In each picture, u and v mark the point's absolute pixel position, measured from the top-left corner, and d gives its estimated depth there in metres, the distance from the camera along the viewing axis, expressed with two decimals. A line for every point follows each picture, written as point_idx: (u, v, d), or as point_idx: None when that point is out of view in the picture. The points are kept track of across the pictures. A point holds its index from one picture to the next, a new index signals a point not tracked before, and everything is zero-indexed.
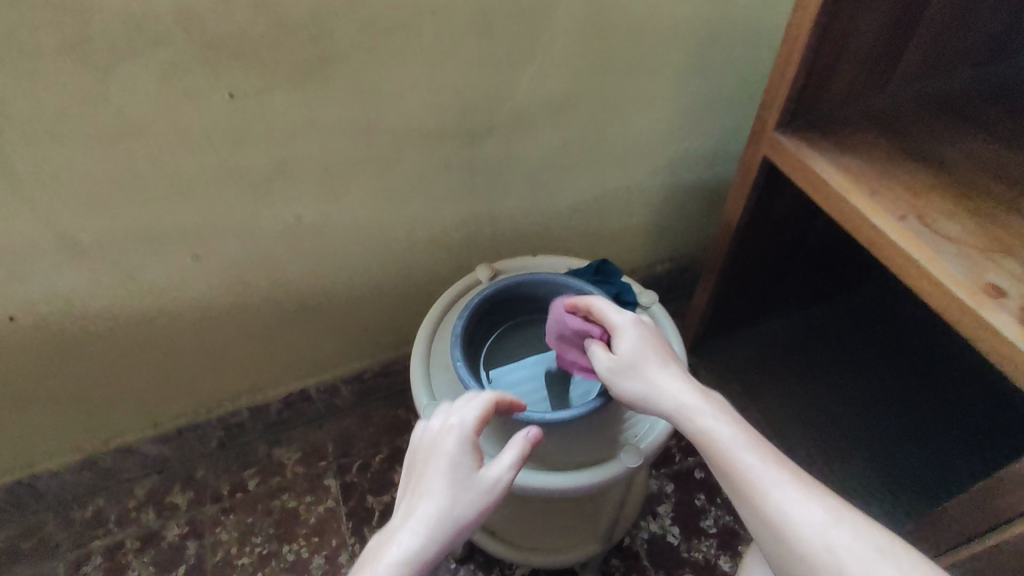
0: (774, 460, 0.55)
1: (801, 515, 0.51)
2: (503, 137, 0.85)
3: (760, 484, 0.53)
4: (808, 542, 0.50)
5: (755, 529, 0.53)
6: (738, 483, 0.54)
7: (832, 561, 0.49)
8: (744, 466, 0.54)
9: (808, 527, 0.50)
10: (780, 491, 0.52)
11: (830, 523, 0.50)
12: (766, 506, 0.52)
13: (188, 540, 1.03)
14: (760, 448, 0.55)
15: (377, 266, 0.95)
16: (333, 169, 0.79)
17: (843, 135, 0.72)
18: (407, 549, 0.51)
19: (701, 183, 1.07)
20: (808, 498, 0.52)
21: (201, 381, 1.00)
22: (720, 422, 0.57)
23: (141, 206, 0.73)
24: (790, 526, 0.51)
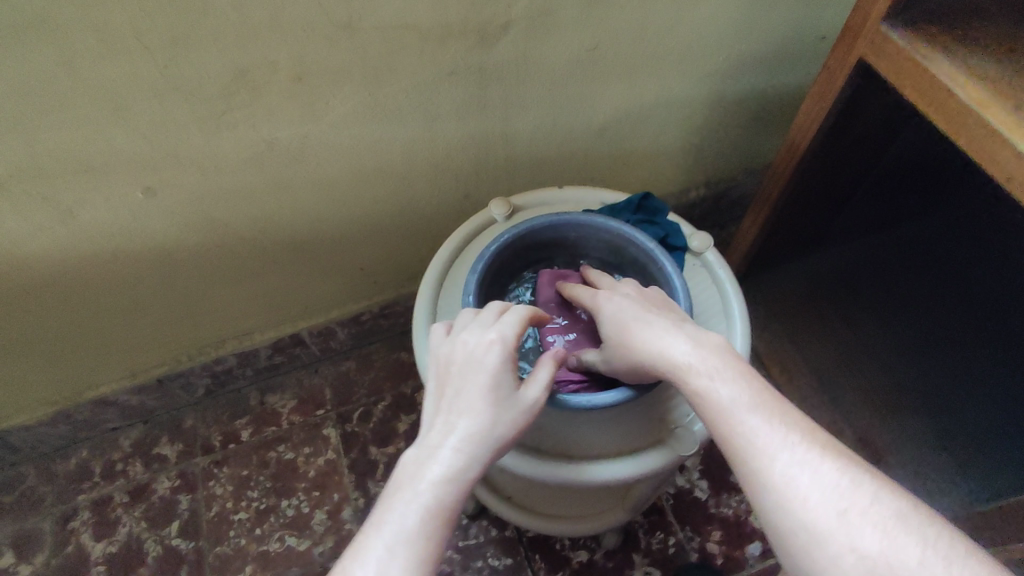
0: (782, 413, 0.42)
1: (808, 479, 0.39)
2: (521, 36, 0.67)
3: (760, 443, 0.41)
4: (817, 515, 0.38)
5: (749, 499, 0.41)
6: (734, 443, 0.42)
7: (843, 534, 0.37)
8: (744, 425, 0.42)
9: (813, 494, 0.38)
10: (784, 451, 0.40)
11: (845, 489, 0.38)
12: (765, 469, 0.40)
13: (179, 493, 0.96)
14: (769, 401, 0.43)
15: (370, 198, 0.80)
16: (308, 79, 0.62)
17: (974, 29, 0.54)
18: (417, 513, 0.42)
19: (755, 94, 0.90)
20: (820, 458, 0.40)
21: (177, 329, 0.89)
22: (721, 377, 0.45)
23: (67, 131, 0.58)
24: (790, 493, 0.39)
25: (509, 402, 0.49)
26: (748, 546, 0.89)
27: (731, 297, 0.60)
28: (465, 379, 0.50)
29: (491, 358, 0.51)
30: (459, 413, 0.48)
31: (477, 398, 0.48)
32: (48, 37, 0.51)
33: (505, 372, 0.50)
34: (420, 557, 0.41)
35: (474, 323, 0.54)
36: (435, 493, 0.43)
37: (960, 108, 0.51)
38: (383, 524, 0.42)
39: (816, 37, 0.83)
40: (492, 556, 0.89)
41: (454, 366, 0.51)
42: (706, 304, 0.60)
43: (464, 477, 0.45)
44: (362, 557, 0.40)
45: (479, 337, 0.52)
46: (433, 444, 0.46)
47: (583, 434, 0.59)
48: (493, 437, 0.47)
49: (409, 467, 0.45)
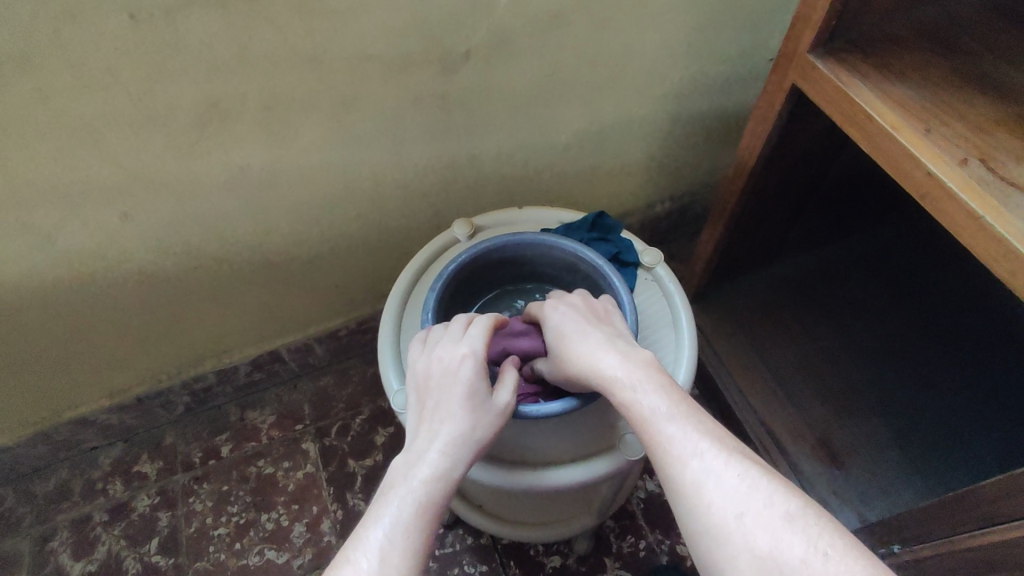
0: (699, 425, 0.46)
1: (712, 483, 0.42)
2: (481, 65, 0.71)
3: (674, 451, 0.45)
4: (716, 513, 0.41)
5: (671, 506, 0.45)
6: (655, 453, 0.46)
7: (739, 533, 0.40)
8: (664, 435, 0.46)
9: (717, 498, 0.42)
10: (694, 458, 0.44)
11: (744, 491, 0.41)
12: (678, 476, 0.44)
13: (159, 511, 0.98)
14: (688, 413, 0.47)
15: (343, 219, 0.83)
16: (277, 108, 0.66)
17: (889, 57, 0.59)
18: (409, 507, 0.47)
19: (710, 113, 0.94)
20: (725, 464, 0.43)
21: (156, 348, 0.91)
22: (646, 389, 0.49)
23: (45, 161, 0.60)
24: (696, 497, 0.42)
25: (485, 408, 0.55)
26: None
27: (680, 310, 0.64)
28: (443, 390, 0.55)
29: (466, 369, 0.56)
30: (441, 420, 0.53)
31: (456, 407, 0.54)
32: (24, 75, 0.54)
33: (479, 381, 0.56)
34: (416, 544, 0.45)
35: (446, 339, 0.59)
36: (425, 490, 0.48)
37: (877, 131, 0.56)
38: (379, 516, 0.46)
39: (764, 60, 0.88)
40: (468, 563, 0.92)
41: (433, 380, 0.56)
42: (656, 317, 0.64)
43: (449, 476, 0.50)
44: (361, 545, 0.44)
45: (453, 351, 0.57)
46: (421, 449, 0.51)
47: (541, 441, 0.62)
48: (473, 440, 0.52)
49: (400, 470, 0.50)
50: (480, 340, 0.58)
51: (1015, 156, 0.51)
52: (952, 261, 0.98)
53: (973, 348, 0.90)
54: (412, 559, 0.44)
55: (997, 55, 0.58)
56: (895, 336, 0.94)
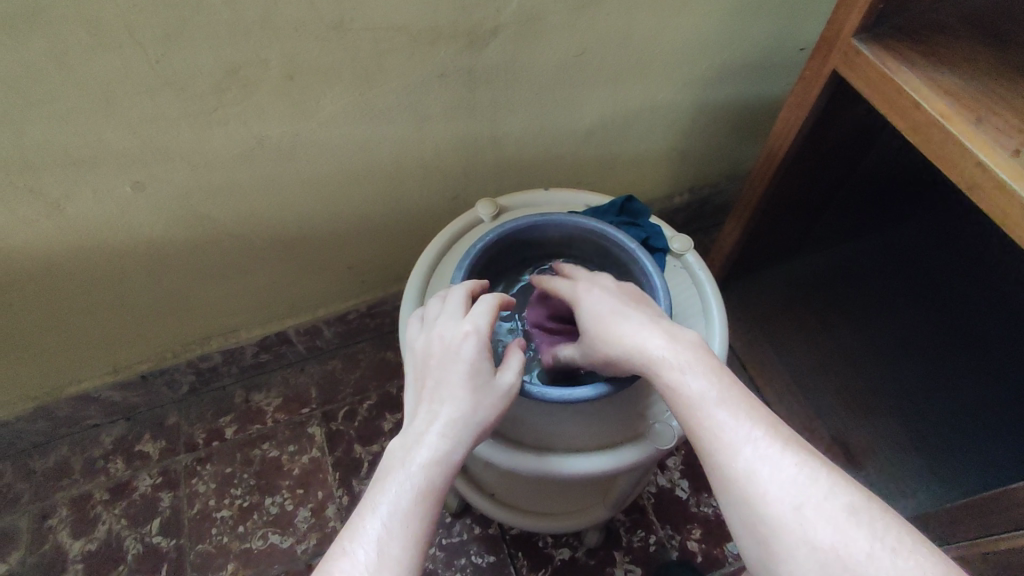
0: (750, 411, 0.46)
1: (769, 474, 0.43)
2: (509, 41, 0.69)
3: (726, 439, 0.45)
4: (774, 503, 0.42)
5: (717, 491, 0.45)
6: (703, 438, 0.46)
7: (798, 525, 0.41)
8: (714, 421, 0.46)
9: (774, 489, 0.42)
10: (748, 447, 0.44)
11: (801, 483, 0.42)
12: (730, 464, 0.44)
13: (161, 491, 0.96)
14: (739, 399, 0.47)
15: (359, 197, 0.81)
16: (299, 78, 0.63)
17: (938, 42, 0.57)
18: (408, 495, 0.46)
19: (736, 103, 0.92)
20: (782, 454, 0.43)
21: (163, 325, 0.89)
22: (694, 371, 0.48)
23: (57, 123, 0.58)
24: (752, 487, 0.43)
25: (487, 388, 0.52)
26: (726, 544, 0.90)
27: (709, 296, 0.62)
28: (443, 370, 0.52)
29: (466, 349, 0.53)
30: (440, 401, 0.51)
31: (457, 387, 0.51)
32: (39, 30, 0.51)
33: (480, 360, 0.53)
34: (414, 534, 0.44)
35: (447, 314, 0.56)
36: (424, 476, 0.47)
37: (924, 119, 0.54)
38: (377, 505, 0.45)
39: (795, 48, 0.86)
40: (475, 553, 0.90)
41: (432, 359, 0.53)
42: (686, 304, 0.62)
43: (449, 460, 0.48)
44: (359, 535, 0.44)
45: (454, 329, 0.54)
46: (419, 431, 0.49)
47: (566, 429, 0.60)
48: (475, 421, 0.50)
49: (398, 454, 0.49)
50: (483, 317, 0.55)
51: None
52: (978, 261, 0.96)
53: (996, 351, 0.89)
54: (411, 549, 0.44)
55: None
56: (916, 337, 0.92)
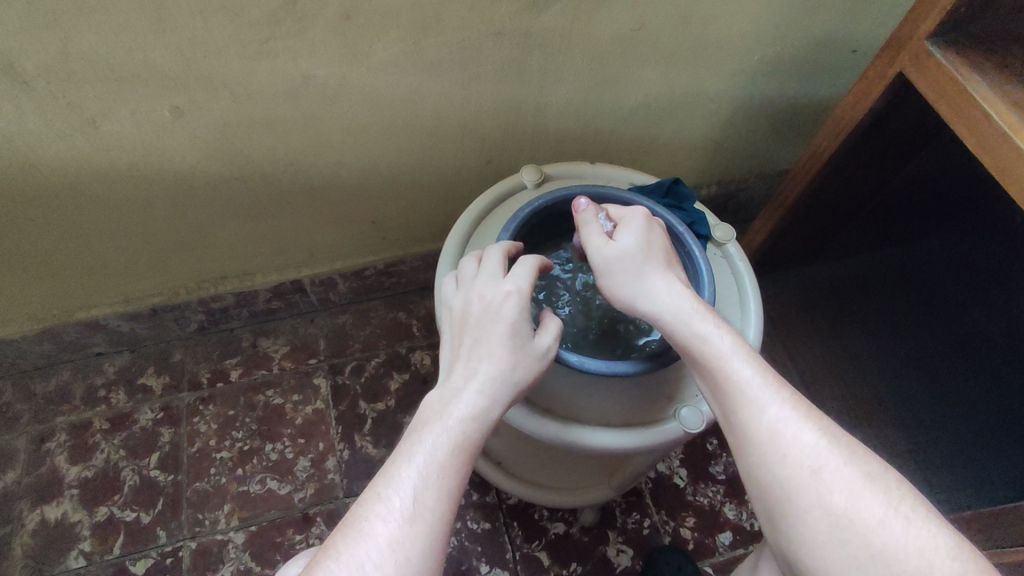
0: (776, 375, 0.47)
1: (791, 436, 0.44)
2: (571, 6, 0.67)
3: (751, 397, 0.46)
4: (794, 465, 0.43)
5: (735, 447, 0.47)
6: (729, 393, 0.46)
7: (814, 489, 0.43)
8: (741, 377, 0.47)
9: (795, 451, 0.44)
10: (774, 408, 0.45)
11: (824, 448, 0.44)
12: (755, 423, 0.45)
13: (162, 426, 0.95)
14: (762, 360, 0.48)
15: (395, 151, 0.80)
16: (356, 18, 0.61)
17: (1012, 54, 0.56)
18: (444, 449, 0.46)
19: (781, 99, 0.91)
20: (804, 419, 0.45)
21: (179, 259, 0.88)
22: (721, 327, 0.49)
23: (105, 35, 0.56)
24: (775, 447, 0.44)
25: (527, 349, 0.51)
26: (718, 534, 0.92)
27: (748, 286, 0.62)
28: (483, 327, 0.51)
29: (508, 308, 0.51)
30: (479, 358, 0.50)
31: (496, 345, 0.50)
32: None
33: (521, 322, 0.51)
34: (446, 487, 0.45)
35: (486, 273, 0.54)
36: (460, 431, 0.47)
37: (992, 130, 0.53)
38: (413, 456, 0.45)
39: (850, 50, 0.85)
40: (471, 519, 0.91)
41: (471, 316, 0.52)
42: (724, 292, 0.62)
43: (485, 416, 0.49)
44: (394, 484, 0.44)
45: (496, 287, 0.52)
46: (456, 387, 0.49)
47: (599, 402, 0.60)
48: (513, 381, 0.50)
49: (434, 407, 0.48)
50: (525, 276, 0.53)
51: None
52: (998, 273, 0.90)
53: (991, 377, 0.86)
54: (446, 502, 0.44)
55: None
56: (922, 348, 0.91)
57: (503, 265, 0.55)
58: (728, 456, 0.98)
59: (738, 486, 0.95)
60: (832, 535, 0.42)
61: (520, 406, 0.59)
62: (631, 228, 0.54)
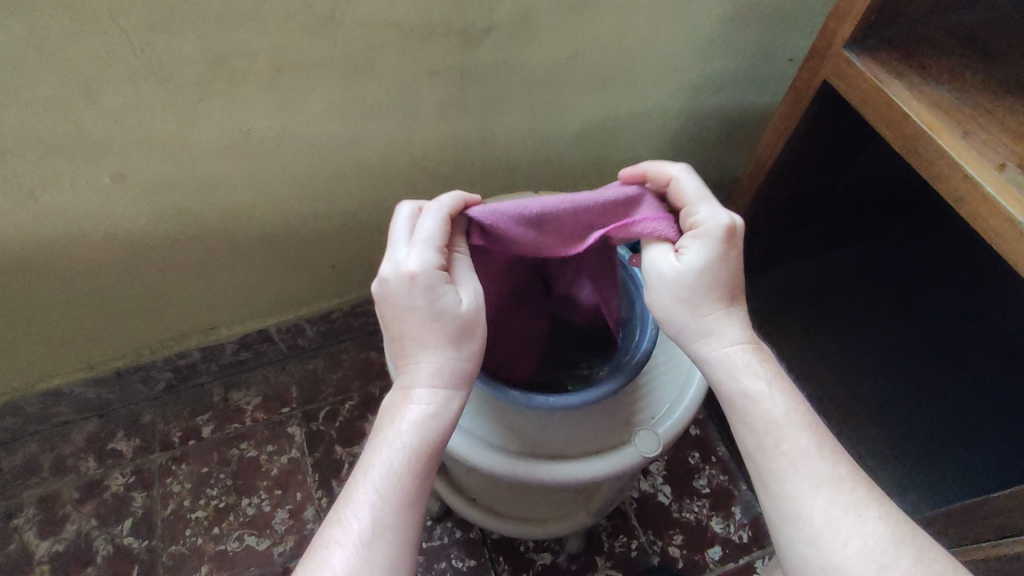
0: (835, 452, 0.46)
1: (850, 523, 0.43)
2: (503, 41, 0.68)
3: (805, 474, 0.45)
4: (855, 557, 0.42)
5: (780, 522, 0.45)
6: (776, 464, 0.45)
7: None
8: (795, 449, 0.45)
9: (855, 539, 0.42)
10: (830, 490, 0.44)
11: (885, 534, 0.42)
12: (811, 503, 0.44)
13: (134, 490, 0.93)
14: (818, 432, 0.46)
15: (346, 195, 0.80)
16: (288, 72, 0.62)
17: (926, 57, 0.58)
18: (398, 458, 0.46)
19: (725, 111, 0.92)
20: (864, 505, 0.44)
21: (139, 320, 0.87)
22: (775, 391, 0.47)
23: (34, 110, 0.56)
24: (834, 529, 0.43)
25: (460, 327, 0.48)
26: (707, 550, 0.91)
27: None
28: (404, 319, 0.48)
29: (417, 295, 0.47)
30: (416, 354, 0.48)
31: (425, 334, 0.48)
32: (17, 14, 0.49)
33: (439, 303, 0.47)
34: (403, 498, 0.45)
35: (400, 240, 0.49)
36: (413, 438, 0.47)
37: (914, 133, 0.55)
38: (370, 470, 0.46)
39: (786, 59, 0.87)
40: (456, 557, 0.89)
41: (388, 304, 0.48)
42: None
43: (436, 416, 0.48)
44: (354, 502, 0.45)
45: (398, 273, 0.47)
46: (404, 391, 0.48)
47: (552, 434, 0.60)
48: (452, 368, 0.48)
49: (388, 413, 0.48)
50: (433, 248, 0.48)
51: None
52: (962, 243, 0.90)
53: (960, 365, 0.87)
54: (405, 514, 0.45)
55: None
56: (889, 345, 0.92)
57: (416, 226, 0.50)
58: (711, 468, 0.97)
59: (722, 498, 0.95)
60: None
61: (478, 444, 0.59)
62: (699, 250, 0.49)
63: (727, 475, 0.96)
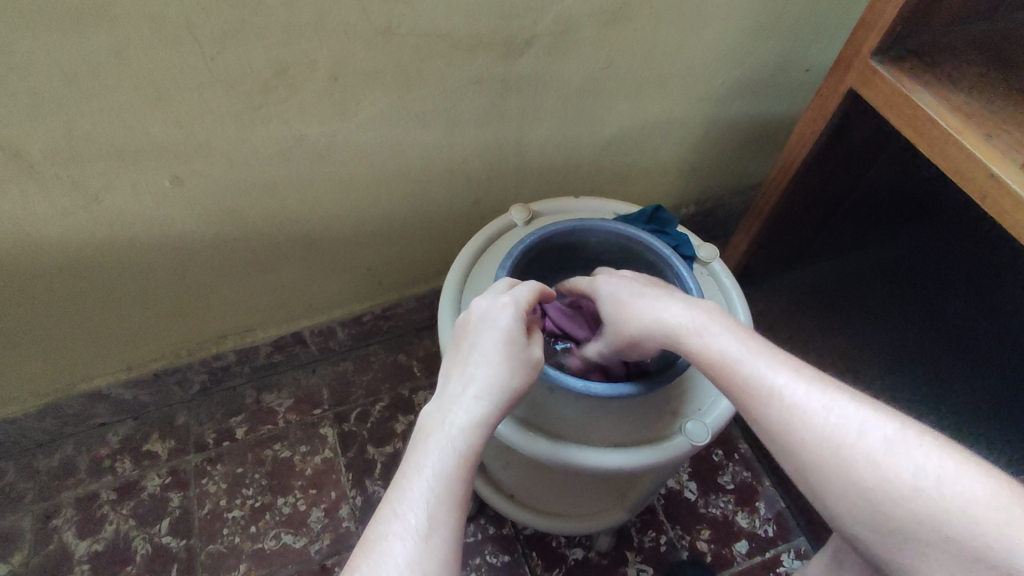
0: (757, 342, 0.52)
1: (779, 384, 0.48)
2: (542, 51, 0.72)
3: (741, 365, 0.50)
4: (794, 413, 0.47)
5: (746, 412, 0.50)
6: (720, 367, 0.51)
7: (820, 425, 0.46)
8: (726, 353, 0.51)
9: (787, 395, 0.48)
10: (757, 363, 0.50)
11: (870, 422, 0.45)
12: (762, 392, 0.48)
13: (171, 490, 0.95)
14: (740, 331, 0.53)
15: (386, 199, 0.83)
16: (343, 80, 0.65)
17: (947, 65, 0.62)
18: (447, 457, 0.49)
19: (745, 119, 0.96)
20: (786, 368, 0.49)
21: (180, 322, 0.89)
22: (706, 323, 0.54)
23: (107, 116, 0.59)
24: (814, 426, 0.46)
25: (519, 357, 0.56)
26: (734, 544, 0.93)
27: (737, 304, 0.66)
28: (479, 335, 0.57)
29: (504, 317, 0.58)
30: (476, 366, 0.55)
31: (489, 353, 0.55)
32: (102, 24, 0.52)
33: (516, 328, 0.57)
34: (452, 492, 0.48)
35: (489, 291, 0.62)
36: (463, 438, 0.50)
37: (940, 135, 0.58)
38: (421, 467, 0.48)
39: (804, 69, 0.90)
40: (490, 553, 0.91)
41: (470, 325, 0.59)
42: (714, 307, 0.66)
43: (485, 423, 0.52)
44: (407, 498, 0.47)
45: (489, 306, 0.59)
46: (457, 395, 0.53)
47: (608, 424, 0.62)
48: (505, 386, 0.54)
49: (437, 417, 0.52)
50: (518, 298, 0.59)
51: None
52: None
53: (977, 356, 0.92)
54: (454, 511, 0.47)
55: None
56: (906, 343, 0.95)
57: (507, 284, 0.63)
58: (735, 465, 0.99)
59: (747, 493, 0.97)
60: (863, 474, 0.44)
61: (530, 432, 0.61)
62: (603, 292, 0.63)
63: (751, 471, 0.99)
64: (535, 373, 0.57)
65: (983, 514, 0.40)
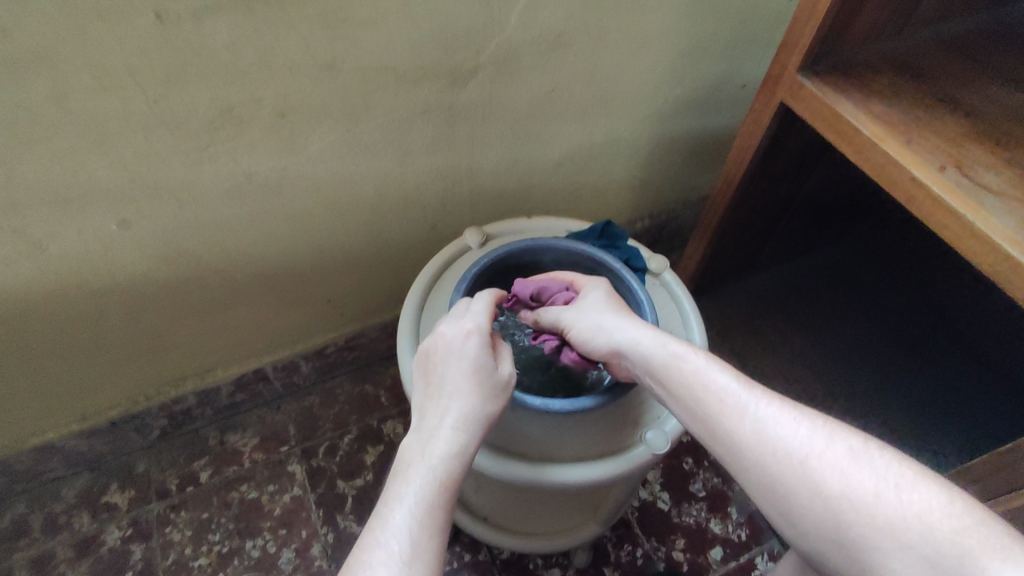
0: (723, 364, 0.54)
1: (743, 395, 0.50)
2: (487, 79, 0.74)
3: (707, 378, 0.52)
4: (755, 419, 0.48)
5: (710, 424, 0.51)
6: (687, 379, 0.53)
7: (784, 431, 0.47)
8: (692, 368, 0.53)
9: (751, 406, 0.49)
10: (722, 377, 0.52)
11: (835, 434, 0.46)
12: (726, 402, 0.50)
13: (132, 543, 0.91)
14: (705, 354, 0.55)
15: (341, 230, 0.83)
16: (291, 116, 0.66)
17: (866, 78, 0.66)
18: (428, 487, 0.49)
19: (689, 135, 1.00)
20: (751, 386, 0.51)
21: (135, 367, 0.87)
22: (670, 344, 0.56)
23: (47, 162, 0.58)
24: (778, 437, 0.47)
25: (490, 381, 0.57)
26: (709, 551, 0.94)
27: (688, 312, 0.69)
28: (448, 366, 0.57)
29: (470, 345, 0.58)
30: (449, 397, 0.55)
31: (460, 383, 0.56)
32: (39, 72, 0.52)
33: (485, 355, 0.58)
34: (436, 521, 0.48)
35: (450, 315, 0.62)
36: (443, 468, 0.51)
37: (864, 142, 0.62)
38: (402, 497, 0.48)
39: (739, 85, 0.95)
40: None
41: (437, 356, 0.59)
42: (667, 315, 0.68)
43: (464, 451, 0.53)
44: (388, 527, 0.46)
45: (454, 333, 0.59)
46: (433, 427, 0.53)
47: (573, 439, 0.63)
48: (482, 414, 0.55)
49: (416, 449, 0.52)
50: (483, 326, 0.60)
51: (982, 163, 0.58)
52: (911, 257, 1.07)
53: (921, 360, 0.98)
54: (438, 538, 0.47)
55: (955, 79, 0.66)
56: (856, 346, 1.00)
57: (465, 307, 0.63)
58: (705, 472, 1.01)
59: (718, 499, 0.98)
60: (827, 478, 0.44)
61: (496, 453, 0.62)
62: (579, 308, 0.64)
63: (721, 477, 1.00)
64: (507, 399, 0.58)
65: (942, 522, 0.40)
